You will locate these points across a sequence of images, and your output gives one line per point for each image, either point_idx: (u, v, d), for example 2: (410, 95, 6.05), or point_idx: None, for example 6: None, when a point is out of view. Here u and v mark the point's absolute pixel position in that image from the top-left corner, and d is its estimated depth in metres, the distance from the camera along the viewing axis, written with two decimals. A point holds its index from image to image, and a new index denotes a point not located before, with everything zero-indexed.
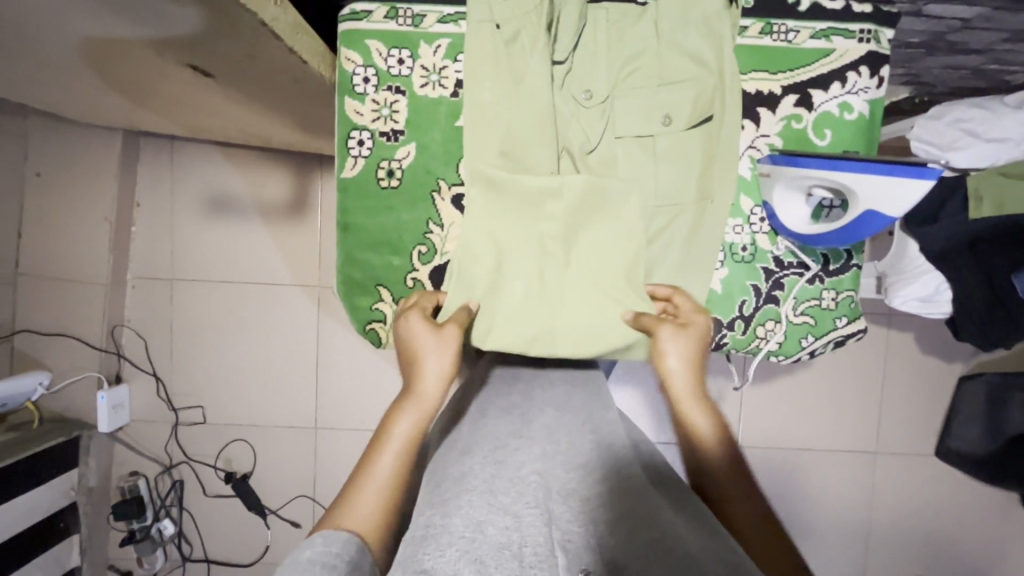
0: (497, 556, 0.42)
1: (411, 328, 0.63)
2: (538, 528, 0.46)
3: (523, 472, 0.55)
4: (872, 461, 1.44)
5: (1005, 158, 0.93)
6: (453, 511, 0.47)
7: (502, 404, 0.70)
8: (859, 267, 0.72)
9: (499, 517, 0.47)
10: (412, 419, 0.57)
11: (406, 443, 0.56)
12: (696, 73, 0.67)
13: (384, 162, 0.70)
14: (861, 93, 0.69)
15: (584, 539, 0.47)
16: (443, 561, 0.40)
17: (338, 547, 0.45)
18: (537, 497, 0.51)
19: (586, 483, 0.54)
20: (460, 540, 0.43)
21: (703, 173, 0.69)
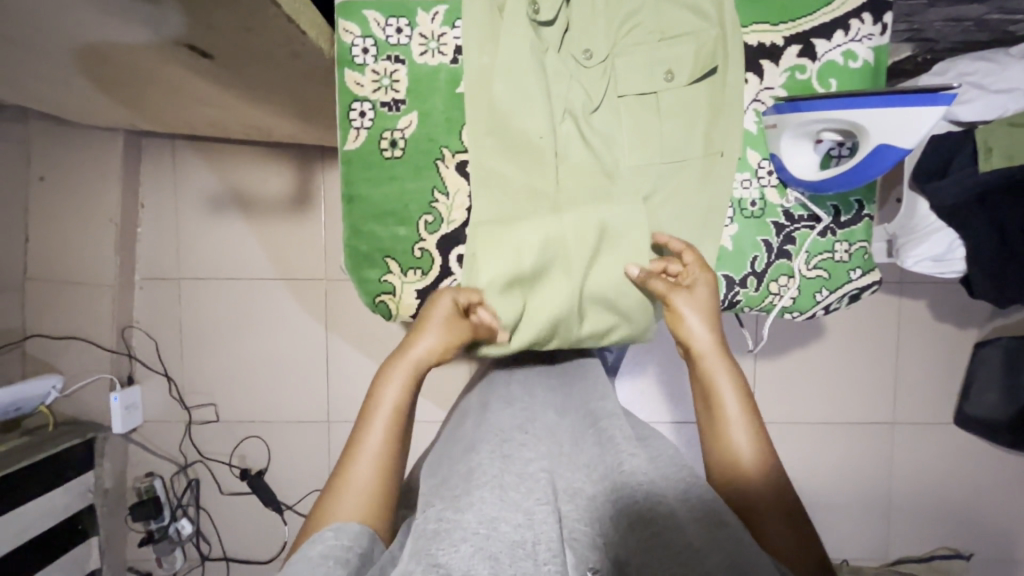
0: (512, 553, 0.44)
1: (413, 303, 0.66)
2: (550, 525, 0.47)
3: (530, 468, 0.54)
4: (890, 433, 1.42)
5: (1015, 109, 0.94)
6: (466, 505, 0.47)
7: (503, 397, 0.70)
8: (870, 217, 0.72)
9: (510, 513, 0.47)
10: (400, 388, 0.61)
11: (397, 415, 0.60)
12: (697, 26, 0.67)
13: (387, 132, 0.70)
14: (865, 41, 0.68)
15: (592, 539, 0.49)
16: (458, 556, 0.42)
17: (347, 541, 0.49)
18: (547, 494, 0.50)
19: (590, 482, 0.55)
20: (474, 535, 0.44)
21: (709, 127, 0.69)
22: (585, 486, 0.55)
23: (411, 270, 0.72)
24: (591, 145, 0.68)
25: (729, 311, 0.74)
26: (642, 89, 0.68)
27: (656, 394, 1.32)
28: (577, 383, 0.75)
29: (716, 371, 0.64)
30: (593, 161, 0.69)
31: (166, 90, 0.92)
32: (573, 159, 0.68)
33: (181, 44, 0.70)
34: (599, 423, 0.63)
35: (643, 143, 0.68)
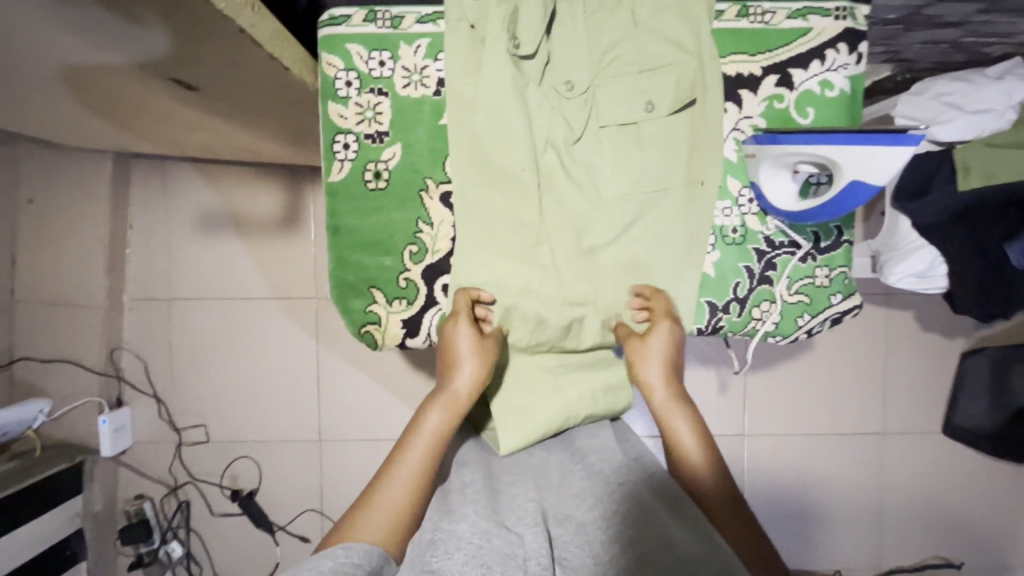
0: (504, 563, 0.46)
1: (450, 330, 0.64)
2: (541, 542, 0.49)
3: (521, 498, 0.55)
4: (879, 443, 1.43)
5: (990, 129, 0.95)
6: (461, 517, 0.51)
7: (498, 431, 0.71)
8: (850, 242, 0.73)
9: (504, 530, 0.50)
10: (441, 415, 0.61)
11: (433, 443, 0.60)
12: (675, 58, 0.68)
13: (371, 164, 0.70)
14: (840, 70, 0.70)
15: (582, 560, 0.49)
16: (451, 562, 0.45)
17: (359, 559, 0.49)
18: (536, 517, 0.52)
19: (581, 511, 0.55)
20: (468, 545, 0.47)
21: (690, 156, 0.70)
22: (578, 511, 0.55)
23: (396, 300, 0.72)
24: (574, 175, 0.70)
25: (714, 336, 0.75)
26: (623, 120, 0.69)
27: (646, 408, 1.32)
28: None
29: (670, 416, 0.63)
30: (576, 191, 0.70)
31: (152, 115, 0.92)
32: (556, 190, 0.69)
33: (167, 78, 0.71)
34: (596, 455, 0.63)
35: (624, 172, 0.69)
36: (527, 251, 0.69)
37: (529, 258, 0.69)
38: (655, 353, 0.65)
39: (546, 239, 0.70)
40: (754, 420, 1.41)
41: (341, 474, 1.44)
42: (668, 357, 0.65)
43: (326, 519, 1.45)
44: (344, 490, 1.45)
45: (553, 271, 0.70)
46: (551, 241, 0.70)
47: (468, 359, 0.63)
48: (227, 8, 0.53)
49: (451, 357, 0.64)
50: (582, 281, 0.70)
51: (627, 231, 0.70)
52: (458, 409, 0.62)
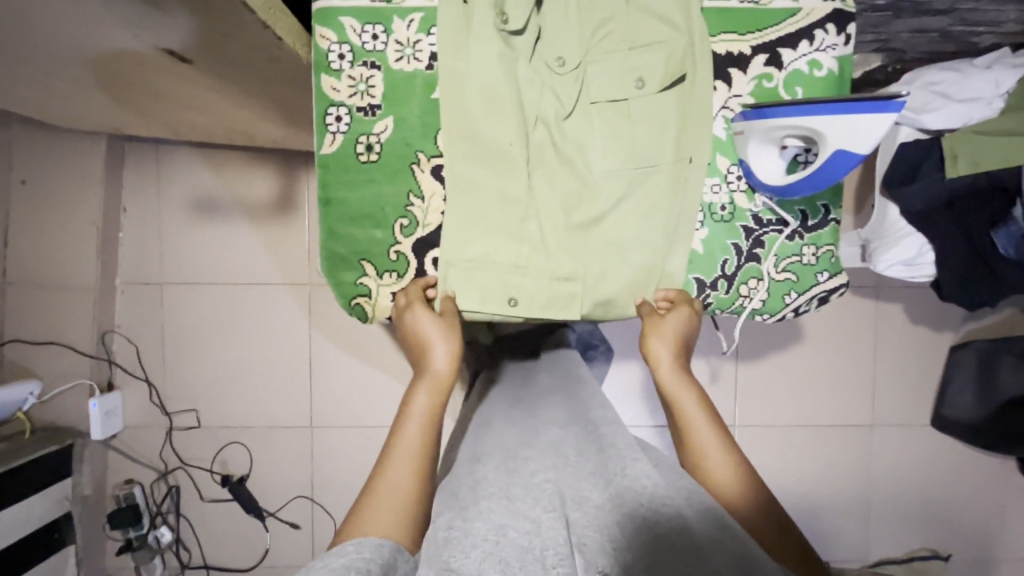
0: (521, 557, 0.45)
1: (414, 318, 0.67)
2: (558, 531, 0.48)
3: (536, 479, 0.55)
4: (868, 435, 1.44)
5: (978, 117, 0.97)
6: (475, 514, 0.49)
7: (508, 418, 0.72)
8: (837, 221, 0.74)
9: (520, 521, 0.49)
10: (427, 397, 0.63)
11: (425, 425, 0.62)
12: (666, 35, 0.68)
13: (363, 136, 0.71)
14: (829, 51, 0.71)
15: (601, 545, 0.47)
16: (469, 560, 0.44)
17: (371, 553, 0.49)
18: (554, 502, 0.51)
19: (597, 490, 0.52)
20: (485, 541, 0.46)
21: (679, 133, 0.70)
22: (594, 491, 0.52)
23: (387, 273, 0.73)
24: (565, 149, 0.70)
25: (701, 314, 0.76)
26: (613, 96, 0.69)
27: (637, 395, 1.33)
28: (578, 392, 0.77)
29: (678, 392, 0.66)
30: (566, 166, 0.70)
31: (147, 93, 0.92)
32: (546, 165, 0.70)
33: (160, 50, 0.71)
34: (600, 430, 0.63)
35: (614, 148, 0.70)
36: (517, 224, 0.69)
37: (517, 233, 0.69)
38: (666, 334, 0.68)
39: (536, 214, 0.69)
40: (745, 410, 1.42)
41: (332, 461, 1.44)
42: (679, 337, 0.69)
43: (317, 506, 1.45)
44: (335, 477, 1.45)
45: (543, 245, 0.69)
46: (540, 216, 0.69)
47: (443, 339, 0.66)
48: None
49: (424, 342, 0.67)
50: (570, 257, 0.70)
51: (616, 206, 0.70)
52: (442, 388, 0.64)
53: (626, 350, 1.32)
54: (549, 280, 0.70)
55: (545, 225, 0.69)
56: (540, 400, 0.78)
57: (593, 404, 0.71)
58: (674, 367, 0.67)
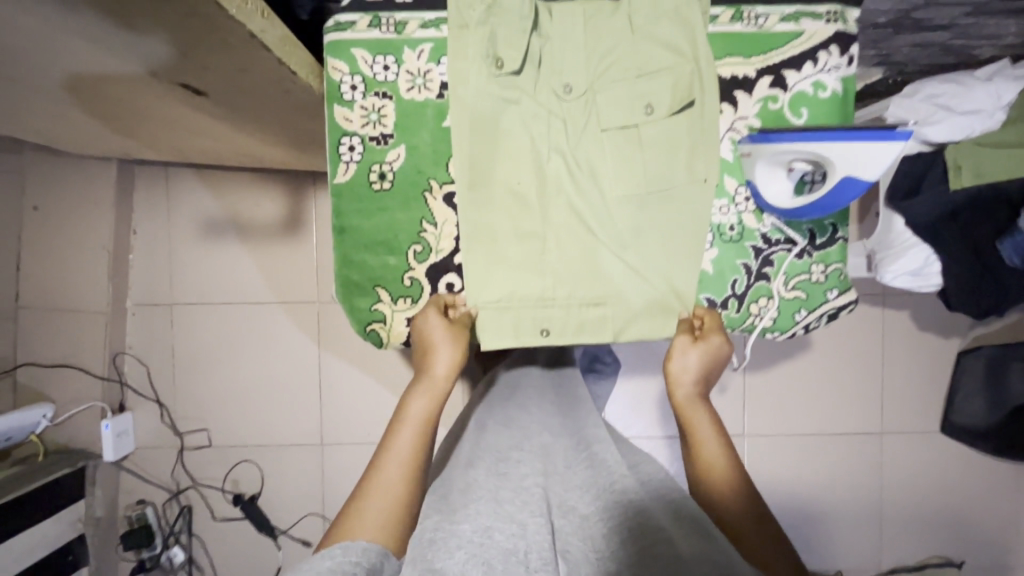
0: (505, 559, 0.44)
1: (421, 323, 0.69)
2: (543, 534, 0.47)
3: (526, 483, 0.55)
4: (879, 442, 1.44)
5: (980, 129, 0.97)
6: (462, 517, 0.48)
7: (500, 417, 0.74)
8: (845, 239, 0.74)
9: (506, 524, 0.48)
10: (425, 401, 0.64)
11: (420, 427, 0.63)
12: (673, 61, 0.69)
13: (376, 165, 0.72)
14: (832, 72, 0.72)
15: (585, 554, 0.47)
16: (453, 561, 0.43)
17: (356, 557, 0.49)
18: (541, 506, 0.51)
19: (585, 502, 0.54)
20: (469, 543, 0.45)
21: (689, 157, 0.71)
22: (582, 502, 0.54)
23: (402, 298, 0.74)
24: (580, 175, 0.71)
25: None
26: (623, 123, 0.70)
27: (645, 408, 1.34)
28: (573, 411, 0.79)
29: (693, 412, 0.67)
30: (577, 192, 0.71)
31: (157, 120, 0.93)
32: (560, 190, 0.71)
33: (176, 83, 0.72)
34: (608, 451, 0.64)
35: (626, 172, 0.71)
36: (534, 253, 0.71)
37: (532, 259, 0.71)
38: (690, 356, 0.69)
39: (554, 241, 0.71)
40: (752, 420, 1.42)
41: (343, 478, 1.45)
42: (704, 364, 0.69)
43: (327, 523, 1.45)
44: (346, 493, 1.45)
45: (564, 272, 0.71)
46: (562, 242, 0.71)
47: (444, 345, 0.67)
48: (237, 13, 0.54)
49: (427, 347, 0.68)
50: (596, 282, 0.71)
51: (635, 231, 0.71)
52: (440, 393, 0.66)
53: (634, 363, 1.34)
54: (578, 307, 0.72)
55: (556, 251, 0.71)
56: (531, 403, 0.80)
57: (589, 422, 0.74)
58: (690, 387, 0.68)
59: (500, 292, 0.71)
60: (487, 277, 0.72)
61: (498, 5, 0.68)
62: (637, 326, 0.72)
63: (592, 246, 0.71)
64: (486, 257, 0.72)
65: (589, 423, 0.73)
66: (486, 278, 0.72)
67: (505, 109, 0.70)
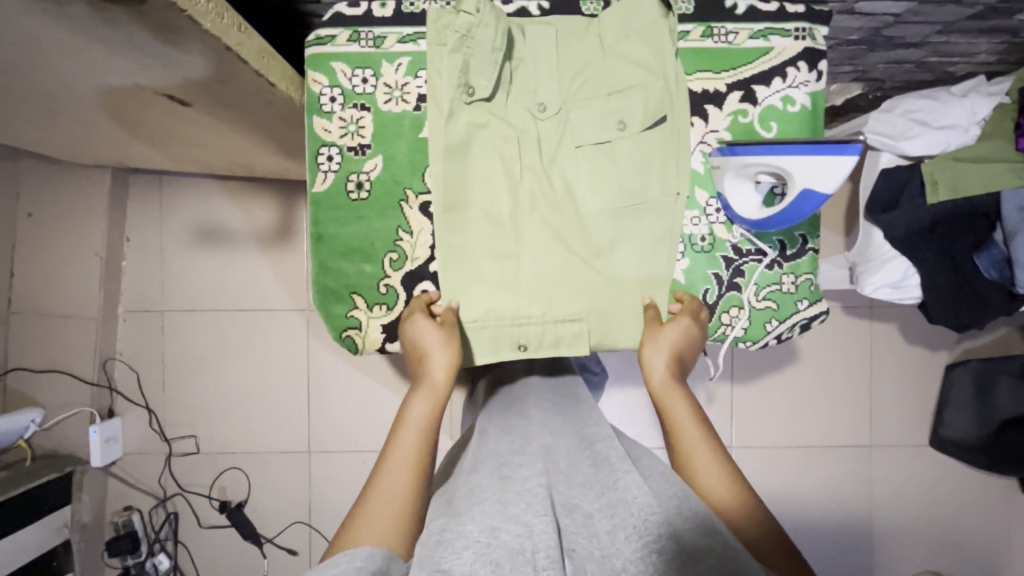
0: (512, 558, 0.42)
1: (412, 328, 0.67)
2: (552, 534, 0.45)
3: (529, 484, 0.52)
4: (867, 455, 1.43)
5: (956, 144, 1.00)
6: (467, 517, 0.46)
7: (502, 423, 0.71)
8: (815, 250, 0.75)
9: (513, 523, 0.45)
10: (426, 404, 0.61)
11: (422, 430, 0.60)
12: (644, 79, 0.71)
13: (354, 175, 0.73)
14: (802, 87, 0.74)
15: (591, 550, 0.46)
16: (460, 561, 0.41)
17: (362, 562, 0.44)
18: (546, 506, 0.48)
19: (589, 500, 0.52)
20: (476, 542, 0.43)
21: (661, 172, 0.72)
22: (586, 499, 0.52)
23: (377, 306, 0.75)
24: (556, 192, 0.73)
25: None
26: (597, 139, 0.72)
27: (632, 419, 1.34)
28: (575, 408, 0.76)
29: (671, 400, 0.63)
30: (552, 208, 0.73)
31: (146, 129, 0.95)
32: (535, 205, 0.72)
33: (162, 94, 0.74)
34: (594, 446, 0.63)
35: (601, 188, 0.72)
36: (511, 272, 0.72)
37: (509, 272, 0.72)
38: (665, 342, 0.66)
39: (529, 257, 0.72)
40: (742, 432, 1.42)
41: (331, 486, 1.45)
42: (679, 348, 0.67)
43: (315, 531, 1.45)
44: (333, 502, 1.45)
45: (541, 288, 0.72)
46: (537, 260, 0.72)
47: (440, 348, 0.65)
48: (214, 29, 0.56)
49: (420, 354, 0.66)
50: (573, 298, 0.72)
51: (612, 246, 0.72)
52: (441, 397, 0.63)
53: (622, 371, 1.34)
54: (555, 323, 0.72)
55: (530, 266, 0.72)
56: (532, 406, 0.76)
57: (592, 421, 0.70)
58: (667, 374, 0.64)
59: (475, 304, 0.72)
60: (462, 287, 0.72)
61: (473, 34, 0.66)
62: (619, 334, 0.73)
63: (567, 260, 0.72)
64: (462, 270, 0.72)
65: (591, 421, 0.71)
66: (464, 290, 0.72)
67: (481, 128, 0.71)
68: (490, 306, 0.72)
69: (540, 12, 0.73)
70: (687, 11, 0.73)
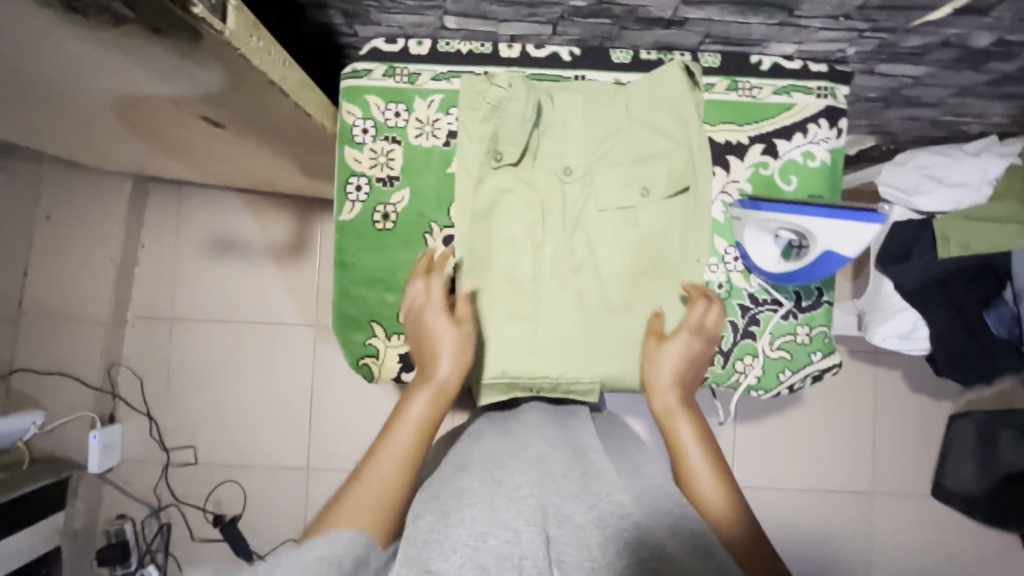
0: (501, 564, 0.39)
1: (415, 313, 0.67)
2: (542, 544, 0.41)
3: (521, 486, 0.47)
4: (868, 502, 1.42)
5: (967, 203, 1.00)
6: (455, 517, 0.43)
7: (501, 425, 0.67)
8: (830, 303, 0.77)
9: (501, 528, 0.42)
10: (427, 396, 0.60)
11: (421, 419, 0.59)
12: (667, 148, 0.73)
13: (380, 205, 0.75)
14: (822, 143, 0.76)
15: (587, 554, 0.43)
16: (448, 564, 0.38)
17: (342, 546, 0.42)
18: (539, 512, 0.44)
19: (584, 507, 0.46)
20: (465, 546, 0.40)
21: (683, 238, 0.74)
22: (578, 510, 0.46)
23: (396, 334, 0.76)
24: (576, 255, 0.73)
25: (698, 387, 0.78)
26: (620, 204, 0.73)
27: None
28: None
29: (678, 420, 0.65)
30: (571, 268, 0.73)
31: (174, 144, 0.97)
32: (556, 263, 0.73)
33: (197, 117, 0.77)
34: None
35: (622, 253, 0.73)
36: (527, 332, 0.72)
37: (528, 327, 0.72)
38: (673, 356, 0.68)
39: (548, 316, 0.72)
40: (744, 472, 1.41)
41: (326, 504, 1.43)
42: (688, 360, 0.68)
43: None
44: None
45: (559, 347, 0.72)
46: (555, 318, 0.72)
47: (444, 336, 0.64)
48: (262, 65, 0.58)
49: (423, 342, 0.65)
50: (588, 359, 0.72)
51: (629, 308, 0.73)
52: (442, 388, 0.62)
53: (627, 405, 1.34)
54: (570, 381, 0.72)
55: (548, 322, 0.72)
56: None
57: None
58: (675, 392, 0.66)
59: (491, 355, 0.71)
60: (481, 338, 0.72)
61: (505, 106, 0.69)
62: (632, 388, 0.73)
63: (583, 318, 0.72)
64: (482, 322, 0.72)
65: None
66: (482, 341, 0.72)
67: (506, 192, 0.73)
68: (507, 357, 0.71)
69: (572, 57, 0.76)
70: (713, 65, 0.76)
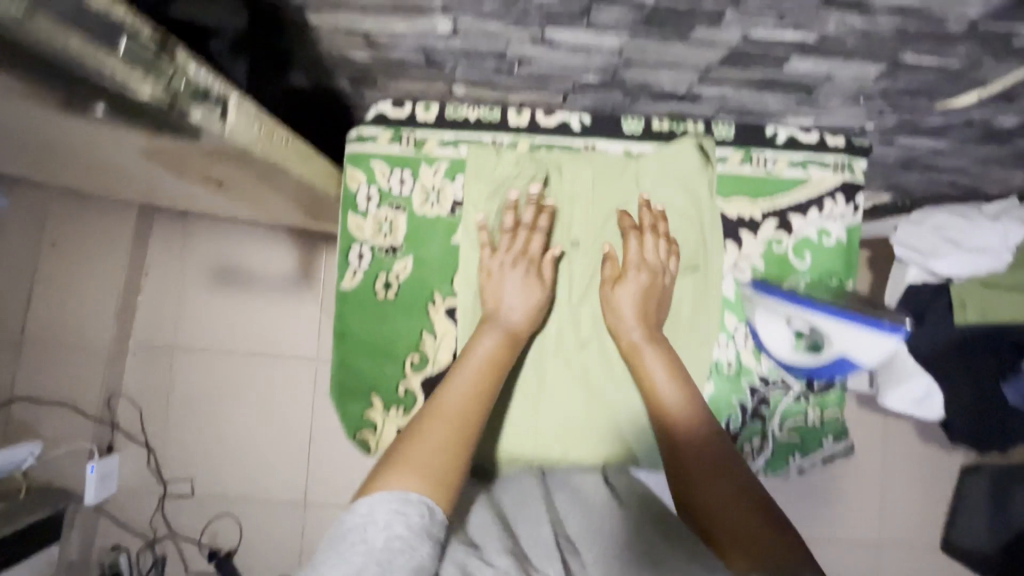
0: None
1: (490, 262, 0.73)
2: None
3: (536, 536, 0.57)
4: (878, 556, 1.38)
5: (986, 269, 0.96)
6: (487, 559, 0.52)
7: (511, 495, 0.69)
8: (842, 387, 0.77)
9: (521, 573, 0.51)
10: (495, 341, 0.67)
11: (489, 362, 0.65)
12: (680, 226, 0.77)
13: (383, 274, 0.77)
14: (839, 219, 0.77)
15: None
16: None
17: (414, 516, 0.48)
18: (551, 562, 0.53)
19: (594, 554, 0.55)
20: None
21: (692, 313, 0.76)
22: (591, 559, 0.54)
23: (393, 407, 0.77)
24: (584, 330, 0.77)
25: None
26: None
27: None
28: None
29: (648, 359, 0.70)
30: (576, 335, 0.77)
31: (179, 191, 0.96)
32: (563, 331, 0.77)
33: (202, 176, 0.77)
34: None
35: None
36: (528, 407, 0.76)
37: (534, 394, 0.76)
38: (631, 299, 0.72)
39: (551, 397, 0.76)
40: None
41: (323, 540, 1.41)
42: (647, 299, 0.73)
43: None
44: None
45: (564, 413, 0.76)
46: (561, 385, 0.76)
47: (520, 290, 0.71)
48: None
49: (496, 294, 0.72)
50: (592, 426, 0.76)
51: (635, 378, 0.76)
52: (508, 337, 0.68)
53: None
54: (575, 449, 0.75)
55: (554, 388, 0.76)
56: None
57: None
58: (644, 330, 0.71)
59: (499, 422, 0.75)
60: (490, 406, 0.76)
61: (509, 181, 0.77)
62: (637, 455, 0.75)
63: (587, 383, 0.76)
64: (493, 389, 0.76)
65: None
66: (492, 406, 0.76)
67: None
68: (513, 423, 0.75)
69: (581, 127, 0.79)
70: (727, 136, 0.77)
